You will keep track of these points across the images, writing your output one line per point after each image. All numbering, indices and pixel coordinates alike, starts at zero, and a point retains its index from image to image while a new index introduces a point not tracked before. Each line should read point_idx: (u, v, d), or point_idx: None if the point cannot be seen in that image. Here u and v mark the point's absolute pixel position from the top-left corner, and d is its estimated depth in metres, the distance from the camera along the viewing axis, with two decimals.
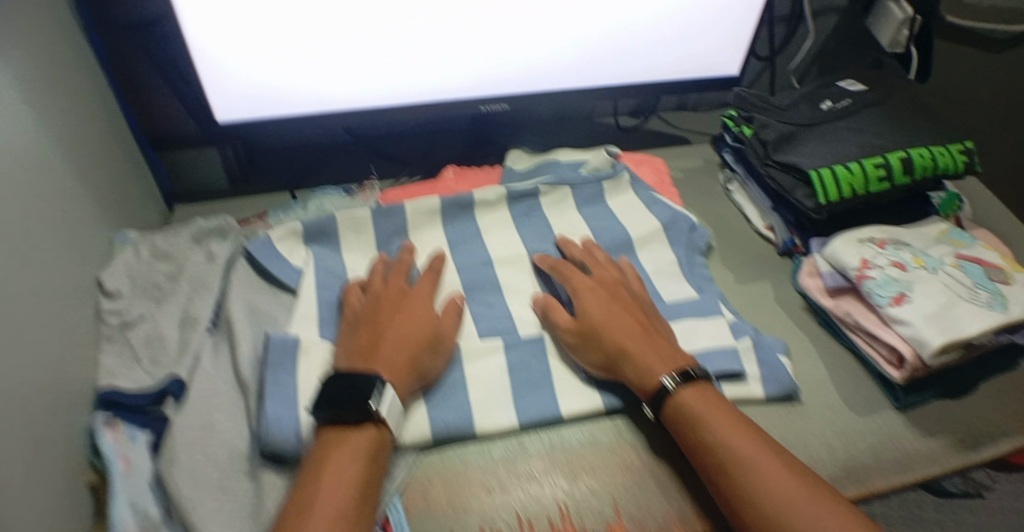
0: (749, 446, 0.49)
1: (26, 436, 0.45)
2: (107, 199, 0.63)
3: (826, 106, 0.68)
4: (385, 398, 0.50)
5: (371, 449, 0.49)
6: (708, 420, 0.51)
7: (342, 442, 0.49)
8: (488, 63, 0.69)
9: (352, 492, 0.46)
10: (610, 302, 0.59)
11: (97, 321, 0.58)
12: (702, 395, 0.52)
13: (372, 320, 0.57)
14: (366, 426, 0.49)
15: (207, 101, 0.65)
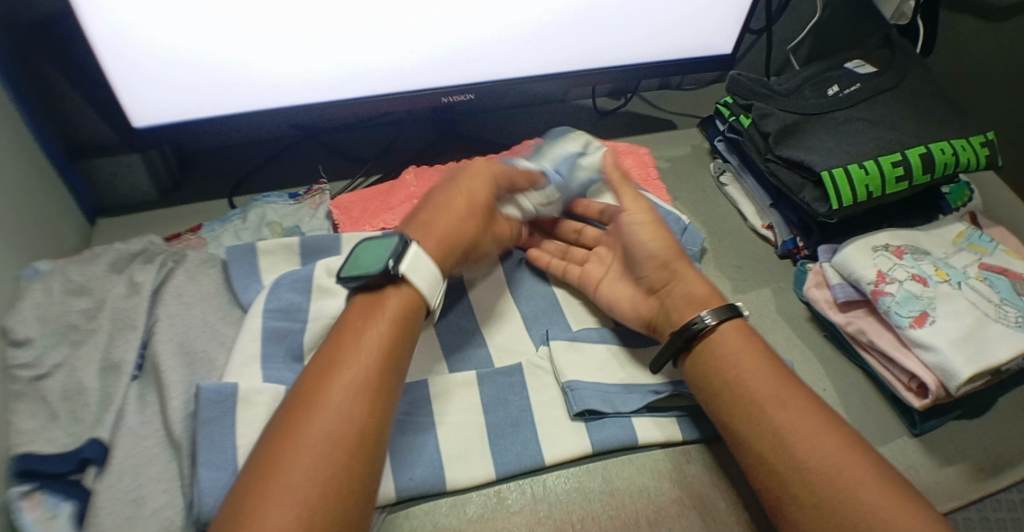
0: (775, 400, 0.45)
1: None
2: (11, 226, 0.54)
3: (833, 92, 0.60)
4: (409, 257, 0.46)
5: (399, 312, 0.45)
6: (730, 370, 0.47)
7: (369, 302, 0.45)
8: (445, 50, 0.59)
9: (381, 363, 0.43)
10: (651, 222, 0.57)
11: (3, 378, 0.50)
12: (740, 330, 0.50)
13: (429, 202, 0.53)
14: (394, 290, 0.46)
15: (120, 104, 0.55)
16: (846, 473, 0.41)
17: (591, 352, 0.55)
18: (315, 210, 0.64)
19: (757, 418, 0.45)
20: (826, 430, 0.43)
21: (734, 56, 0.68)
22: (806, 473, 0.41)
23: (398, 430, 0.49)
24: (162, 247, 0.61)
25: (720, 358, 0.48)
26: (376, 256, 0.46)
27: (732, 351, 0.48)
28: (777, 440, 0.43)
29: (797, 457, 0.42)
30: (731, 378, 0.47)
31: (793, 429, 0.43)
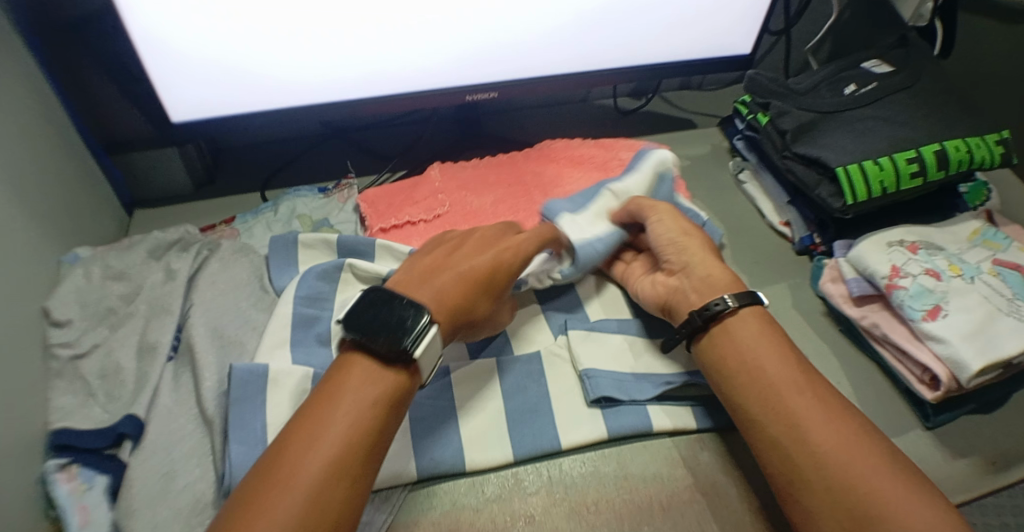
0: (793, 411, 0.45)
1: None
2: (54, 213, 0.57)
3: (850, 90, 0.61)
4: (425, 342, 0.43)
5: (383, 390, 0.42)
6: (748, 378, 0.47)
7: (364, 374, 0.43)
8: (469, 50, 0.61)
9: (359, 443, 0.40)
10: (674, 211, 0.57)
11: (45, 356, 0.52)
12: (760, 316, 0.50)
13: (455, 259, 0.50)
14: (387, 369, 0.43)
15: (159, 100, 0.58)
16: (852, 462, 0.41)
17: (610, 342, 0.56)
18: (343, 205, 0.65)
19: (771, 402, 0.45)
20: (840, 422, 0.43)
21: (753, 56, 0.69)
22: (815, 457, 0.42)
23: (419, 412, 0.51)
24: (197, 237, 0.62)
25: (739, 345, 0.48)
26: (396, 331, 0.43)
27: (750, 337, 0.49)
28: (789, 425, 0.44)
29: (809, 440, 0.43)
30: (749, 361, 0.47)
31: (806, 416, 0.44)
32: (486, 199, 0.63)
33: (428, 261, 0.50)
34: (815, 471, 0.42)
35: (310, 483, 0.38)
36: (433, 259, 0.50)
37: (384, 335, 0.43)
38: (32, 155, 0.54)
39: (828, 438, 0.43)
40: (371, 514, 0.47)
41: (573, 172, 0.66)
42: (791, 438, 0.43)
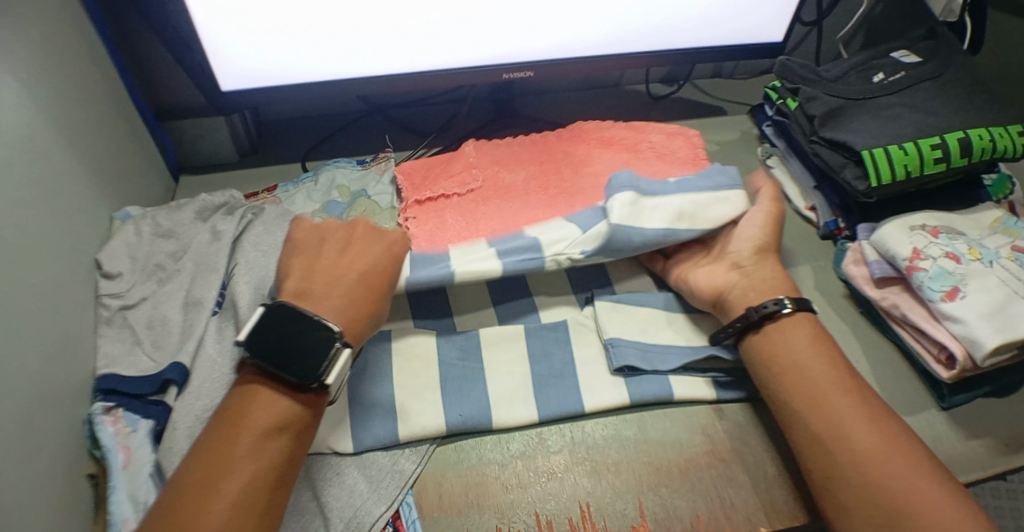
0: (832, 405, 0.46)
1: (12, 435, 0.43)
2: (107, 174, 0.59)
3: (877, 79, 0.63)
4: (336, 367, 0.45)
5: (291, 421, 0.45)
6: (796, 368, 0.49)
7: (270, 405, 0.44)
8: (506, 28, 0.62)
9: (275, 474, 0.43)
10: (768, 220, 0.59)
11: (96, 305, 0.55)
12: (811, 324, 0.51)
13: (340, 273, 0.50)
14: (287, 398, 0.45)
15: (209, 69, 0.60)
16: (889, 468, 0.43)
17: (638, 313, 0.57)
18: (381, 175, 0.66)
19: (814, 406, 0.47)
20: (880, 430, 0.45)
21: (785, 44, 0.70)
22: (854, 460, 0.44)
23: (449, 371, 0.53)
24: (241, 202, 0.64)
25: (791, 349, 0.50)
26: (306, 359, 0.45)
27: (797, 340, 0.50)
28: (831, 429, 0.45)
29: (850, 443, 0.44)
30: (796, 365, 0.49)
31: (848, 421, 0.45)
32: (518, 176, 0.64)
33: (313, 272, 0.50)
34: (852, 473, 0.43)
35: (225, 511, 0.40)
36: (315, 273, 0.50)
37: (288, 360, 0.45)
38: (89, 115, 0.57)
39: (868, 443, 0.44)
40: (400, 463, 0.50)
41: (604, 152, 0.66)
42: (832, 441, 0.45)
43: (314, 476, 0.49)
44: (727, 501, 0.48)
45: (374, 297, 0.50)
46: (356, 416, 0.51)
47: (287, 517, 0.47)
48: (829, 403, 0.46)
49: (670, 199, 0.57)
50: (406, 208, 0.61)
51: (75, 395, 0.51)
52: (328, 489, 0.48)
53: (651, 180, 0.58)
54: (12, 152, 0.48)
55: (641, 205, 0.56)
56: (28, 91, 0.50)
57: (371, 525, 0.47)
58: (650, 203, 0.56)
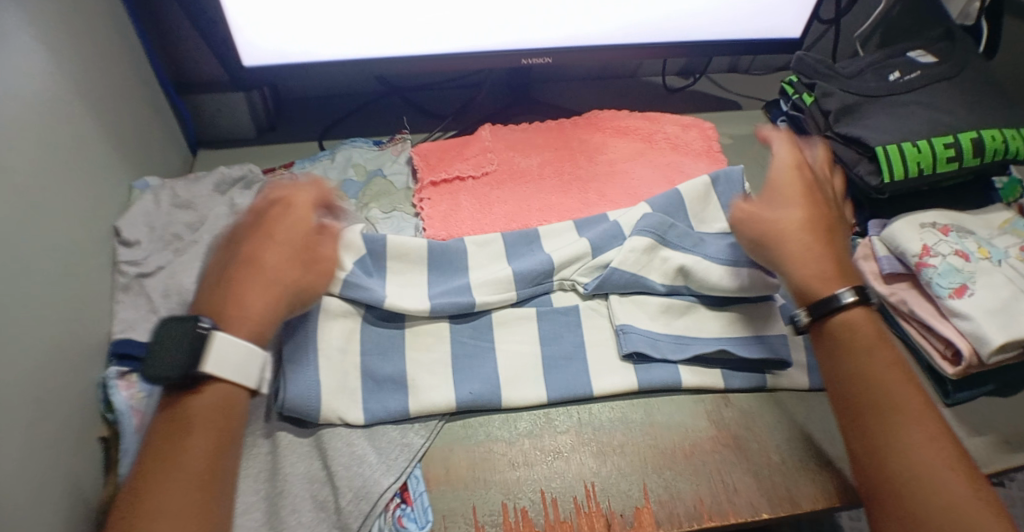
0: (879, 418, 0.43)
1: (29, 393, 0.44)
2: (129, 143, 0.60)
3: (894, 77, 0.63)
4: (211, 351, 0.43)
5: (222, 417, 0.43)
6: (844, 373, 0.46)
7: (201, 404, 0.43)
8: (527, 14, 0.63)
9: (214, 476, 0.41)
10: (802, 193, 0.53)
11: (113, 271, 0.56)
12: (874, 324, 0.47)
13: (250, 267, 0.48)
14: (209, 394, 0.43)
15: (233, 44, 0.61)
16: (943, 490, 0.40)
17: (652, 301, 0.55)
18: (397, 156, 0.66)
19: (868, 419, 0.44)
20: (942, 448, 0.42)
21: (803, 39, 0.71)
22: (909, 480, 0.41)
23: (459, 349, 0.54)
24: (259, 176, 0.65)
25: (866, 352, 0.46)
26: (221, 355, 0.43)
27: (848, 345, 0.47)
28: (897, 446, 0.42)
29: (902, 459, 0.42)
30: (865, 371, 0.45)
31: (919, 439, 0.42)
32: (533, 161, 0.65)
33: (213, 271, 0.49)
34: (906, 492, 0.41)
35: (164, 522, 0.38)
36: (212, 272, 0.49)
37: (191, 356, 0.43)
38: (112, 84, 0.58)
39: (928, 459, 0.41)
40: (409, 436, 0.51)
41: (619, 140, 0.67)
42: (890, 456, 0.42)
43: (324, 446, 0.50)
44: (733, 486, 0.48)
45: (288, 297, 0.48)
46: (367, 389, 0.52)
47: (296, 484, 0.48)
48: (894, 414, 0.43)
49: (690, 256, 0.55)
50: (421, 189, 0.62)
51: (91, 358, 0.52)
52: (337, 459, 0.49)
53: (690, 235, 0.56)
54: (36, 116, 0.48)
55: (661, 252, 0.55)
56: (52, 59, 0.50)
57: (379, 495, 0.48)
58: (667, 255, 0.55)
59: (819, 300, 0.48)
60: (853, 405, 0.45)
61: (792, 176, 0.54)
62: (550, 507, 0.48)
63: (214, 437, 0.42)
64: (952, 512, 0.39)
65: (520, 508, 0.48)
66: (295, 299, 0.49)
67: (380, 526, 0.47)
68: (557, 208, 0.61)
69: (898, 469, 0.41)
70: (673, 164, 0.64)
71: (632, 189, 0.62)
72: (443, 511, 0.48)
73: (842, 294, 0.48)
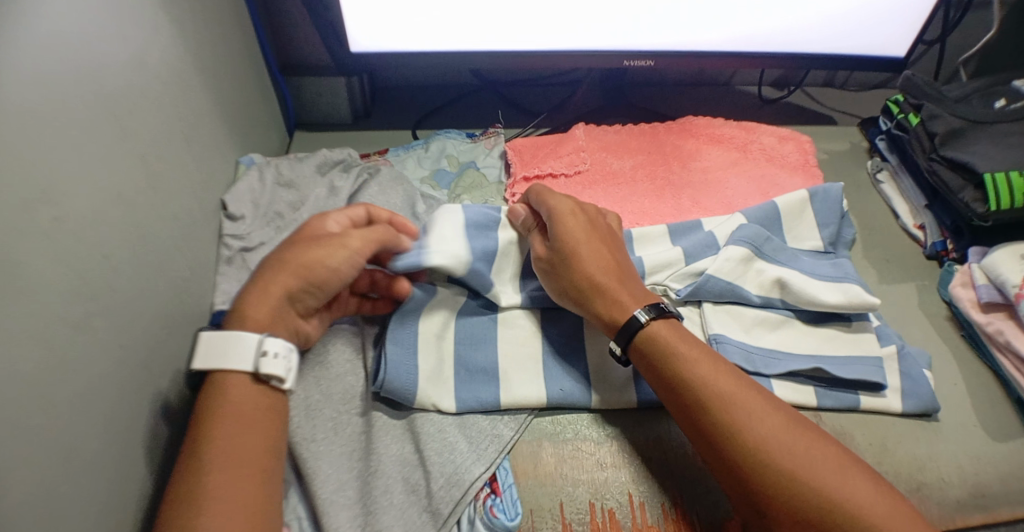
0: (730, 388, 0.45)
1: (140, 354, 0.46)
2: (237, 119, 0.62)
3: (999, 105, 0.62)
4: (202, 351, 0.44)
5: (249, 408, 0.43)
6: (679, 359, 0.46)
7: (224, 398, 0.43)
8: (633, 17, 0.63)
9: (254, 462, 0.41)
10: (591, 237, 0.52)
11: (218, 244, 0.57)
12: (673, 328, 0.48)
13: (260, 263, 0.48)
14: (234, 392, 0.44)
15: (342, 28, 0.61)
16: (793, 452, 0.41)
17: (743, 312, 0.54)
18: (490, 150, 0.67)
19: (724, 404, 0.44)
20: (758, 405, 0.44)
21: (908, 59, 0.70)
22: (761, 446, 0.42)
23: (550, 345, 0.55)
24: (357, 161, 0.66)
25: (665, 354, 0.47)
26: (210, 350, 0.44)
27: (676, 342, 0.47)
28: (741, 419, 0.43)
29: (758, 432, 0.42)
30: (677, 371, 0.46)
31: (755, 410, 0.43)
32: (625, 163, 0.65)
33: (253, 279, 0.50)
34: (768, 467, 0.41)
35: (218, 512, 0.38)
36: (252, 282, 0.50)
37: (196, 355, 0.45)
38: (226, 61, 0.59)
39: (768, 431, 0.42)
40: (499, 428, 0.52)
41: (714, 149, 0.67)
42: (740, 437, 0.42)
43: (418, 430, 0.51)
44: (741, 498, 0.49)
45: (290, 282, 0.47)
46: (460, 378, 0.53)
47: (389, 465, 0.49)
48: (731, 403, 0.44)
49: (787, 270, 0.54)
50: (513, 184, 0.63)
51: (195, 327, 0.53)
52: (429, 444, 0.50)
53: (784, 250, 0.56)
54: (159, 88, 0.50)
55: (755, 264, 0.54)
56: (178, 34, 0.52)
57: (471, 483, 0.48)
58: (763, 267, 0.54)
59: (621, 325, 0.49)
60: (678, 404, 0.46)
61: (573, 223, 0.52)
62: (638, 510, 0.49)
63: (243, 424, 0.42)
64: (809, 473, 0.41)
65: (607, 509, 0.49)
66: (297, 281, 0.47)
67: (471, 515, 0.48)
68: (649, 211, 0.61)
69: (749, 447, 0.42)
70: (769, 177, 0.64)
71: (727, 198, 0.62)
72: (531, 506, 0.49)
73: (639, 314, 0.48)
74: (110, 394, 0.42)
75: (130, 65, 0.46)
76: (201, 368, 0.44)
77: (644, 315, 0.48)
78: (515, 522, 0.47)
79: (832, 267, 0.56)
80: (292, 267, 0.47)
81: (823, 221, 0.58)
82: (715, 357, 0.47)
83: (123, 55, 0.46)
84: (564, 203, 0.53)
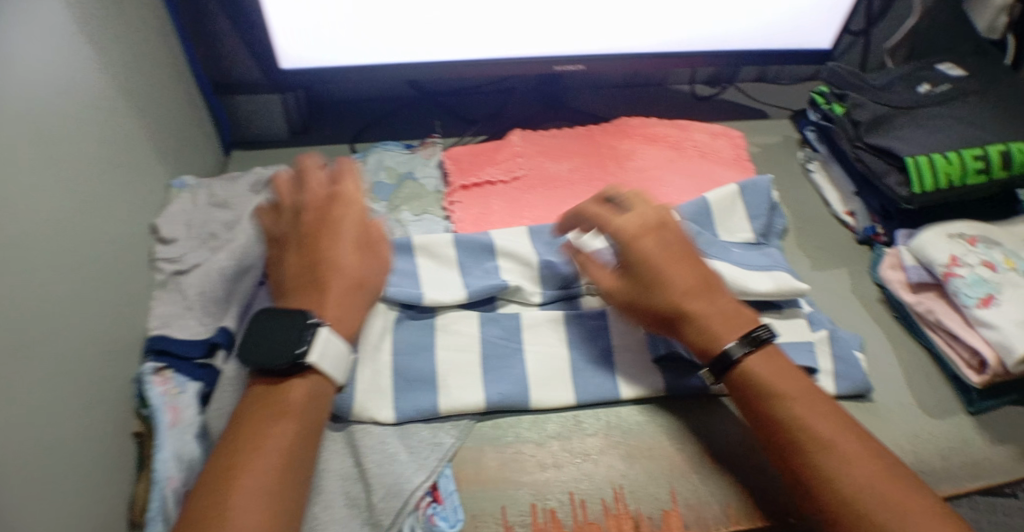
0: (829, 434, 0.43)
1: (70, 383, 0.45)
2: (166, 143, 0.61)
3: (923, 89, 0.64)
4: (315, 343, 0.46)
5: (308, 415, 0.45)
6: (776, 397, 0.45)
7: (293, 397, 0.45)
8: (559, 23, 0.64)
9: (285, 452, 0.43)
10: (671, 258, 0.50)
11: (150, 268, 0.58)
12: (771, 362, 0.47)
13: (320, 269, 0.51)
14: (297, 403, 0.45)
15: (271, 47, 0.62)
16: (883, 503, 0.40)
17: None
18: (427, 160, 0.67)
19: (818, 448, 0.43)
20: (856, 452, 0.42)
21: (832, 50, 0.71)
22: (853, 497, 0.41)
23: (488, 349, 0.55)
24: None
25: (760, 390, 0.46)
26: (327, 348, 0.46)
27: (773, 379, 0.46)
28: (833, 466, 0.42)
29: (848, 480, 0.41)
30: (771, 416, 0.45)
31: (847, 455, 0.42)
32: (563, 165, 0.66)
33: (311, 278, 0.51)
34: (852, 515, 0.40)
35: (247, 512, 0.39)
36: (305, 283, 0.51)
37: (296, 342, 0.45)
38: (154, 85, 0.59)
39: (862, 482, 0.41)
40: (440, 435, 0.52)
41: (649, 147, 0.67)
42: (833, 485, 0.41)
43: (357, 442, 0.50)
44: (709, 498, 0.49)
45: (362, 296, 0.52)
46: (398, 387, 0.52)
47: (329, 481, 0.49)
48: (824, 448, 0.43)
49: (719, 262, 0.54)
50: (452, 192, 0.63)
51: (126, 354, 0.52)
52: (369, 456, 0.49)
53: (718, 243, 0.56)
54: (82, 112, 0.49)
55: None
56: (101, 59, 0.52)
57: (411, 493, 0.48)
58: None
59: (716, 357, 0.47)
60: (770, 442, 0.45)
61: (653, 250, 0.50)
62: (580, 510, 0.49)
63: (298, 434, 0.44)
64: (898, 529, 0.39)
65: (548, 509, 0.49)
66: (365, 295, 0.52)
67: (411, 525, 0.47)
68: None
69: (841, 498, 0.41)
70: (703, 173, 0.65)
71: (663, 194, 0.63)
72: (473, 511, 0.49)
73: (731, 347, 0.47)
74: (47, 426, 0.41)
75: (50, 90, 0.46)
76: (312, 361, 0.45)
77: (739, 348, 0.47)
78: (455, 529, 0.47)
79: (763, 256, 0.57)
80: (365, 284, 0.52)
81: (751, 212, 0.59)
82: (817, 397, 0.46)
83: (43, 76, 0.45)
84: (631, 227, 0.51)
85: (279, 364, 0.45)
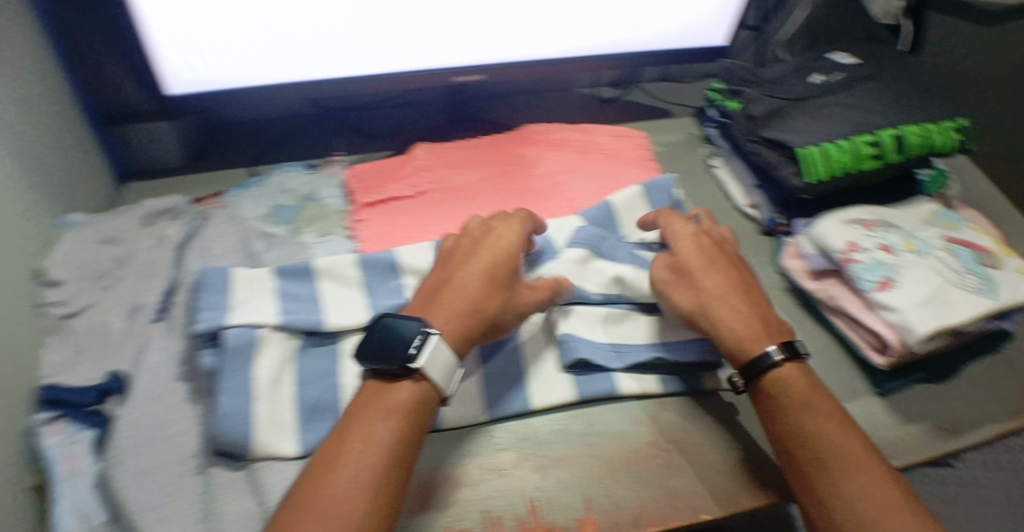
0: (854, 452, 0.43)
1: None
2: (51, 180, 0.58)
3: (815, 79, 0.65)
4: (426, 348, 0.44)
5: (399, 441, 0.42)
6: (804, 412, 0.45)
7: (356, 425, 0.42)
8: (454, 34, 0.63)
9: (360, 490, 0.40)
10: (711, 259, 0.53)
11: (37, 314, 0.53)
12: (805, 376, 0.47)
13: (455, 289, 0.48)
14: (381, 426, 0.42)
15: (154, 74, 0.59)
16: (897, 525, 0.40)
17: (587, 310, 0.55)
18: (329, 180, 0.66)
19: (838, 470, 0.43)
20: (874, 474, 0.42)
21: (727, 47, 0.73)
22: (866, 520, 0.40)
23: None
24: (188, 207, 0.63)
25: (791, 403, 0.46)
26: (434, 354, 0.44)
27: (804, 394, 0.46)
28: (849, 488, 0.42)
29: (860, 502, 0.41)
30: (791, 423, 0.45)
31: (865, 477, 0.42)
32: (469, 177, 0.65)
33: (443, 297, 0.48)
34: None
35: None
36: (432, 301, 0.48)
37: (411, 347, 0.44)
38: (36, 122, 0.56)
39: (875, 504, 0.41)
40: None
41: (555, 153, 0.68)
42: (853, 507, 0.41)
43: (259, 480, 0.47)
44: (623, 502, 0.48)
45: (486, 320, 0.48)
46: (302, 419, 0.50)
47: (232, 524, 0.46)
48: (843, 467, 0.43)
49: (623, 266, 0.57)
50: (355, 210, 0.62)
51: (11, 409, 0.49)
52: (274, 494, 0.47)
53: (620, 247, 0.58)
54: None
55: (594, 262, 0.57)
56: None
57: None
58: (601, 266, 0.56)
59: (750, 361, 0.48)
60: (789, 462, 0.45)
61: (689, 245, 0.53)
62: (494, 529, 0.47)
63: (387, 462, 0.41)
64: None
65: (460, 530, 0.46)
66: (489, 325, 0.49)
67: None
68: None
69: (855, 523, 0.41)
70: (609, 175, 0.65)
71: (568, 199, 0.63)
72: None
73: (770, 351, 0.47)
74: None
75: None
76: (416, 364, 0.44)
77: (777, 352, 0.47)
78: None
79: None
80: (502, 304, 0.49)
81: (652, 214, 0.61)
82: (846, 418, 0.46)
83: None
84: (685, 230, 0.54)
85: (393, 367, 0.44)
